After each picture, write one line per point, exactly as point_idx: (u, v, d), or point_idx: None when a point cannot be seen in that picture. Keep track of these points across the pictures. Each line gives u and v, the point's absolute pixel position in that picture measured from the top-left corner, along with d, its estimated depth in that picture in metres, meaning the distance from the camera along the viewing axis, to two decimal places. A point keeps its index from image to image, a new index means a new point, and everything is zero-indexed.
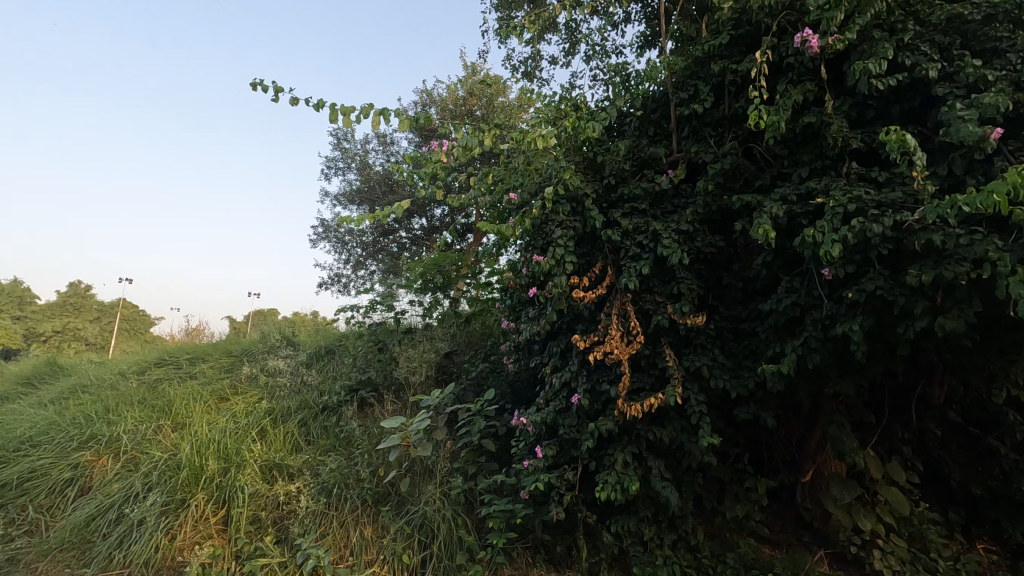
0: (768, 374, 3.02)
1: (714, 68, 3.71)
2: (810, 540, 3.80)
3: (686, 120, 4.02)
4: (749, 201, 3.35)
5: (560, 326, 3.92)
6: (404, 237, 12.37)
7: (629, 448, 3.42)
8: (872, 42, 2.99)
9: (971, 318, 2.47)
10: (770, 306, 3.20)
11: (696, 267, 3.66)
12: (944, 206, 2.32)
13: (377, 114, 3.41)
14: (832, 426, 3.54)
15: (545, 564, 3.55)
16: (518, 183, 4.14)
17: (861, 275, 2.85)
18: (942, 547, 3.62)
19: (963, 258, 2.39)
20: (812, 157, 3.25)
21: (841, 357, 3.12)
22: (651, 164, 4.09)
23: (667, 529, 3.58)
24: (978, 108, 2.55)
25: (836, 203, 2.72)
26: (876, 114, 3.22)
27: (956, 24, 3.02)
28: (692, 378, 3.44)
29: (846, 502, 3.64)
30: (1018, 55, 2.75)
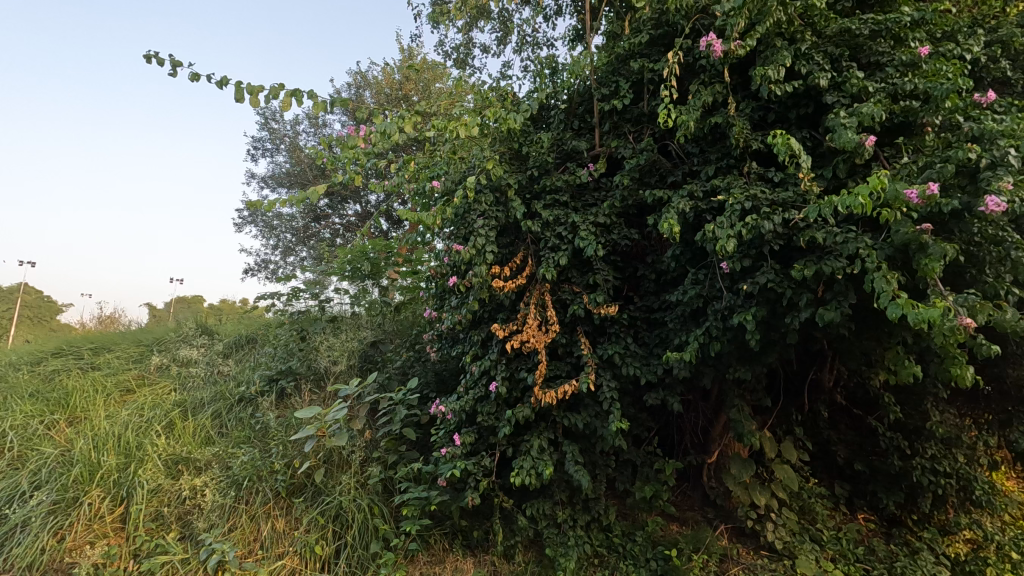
0: (674, 361, 3.19)
1: (633, 67, 3.83)
2: (713, 516, 4.06)
3: (608, 115, 4.12)
4: (661, 196, 3.50)
5: (482, 315, 3.96)
6: (337, 223, 11.91)
7: (544, 434, 3.53)
8: (774, 49, 3.17)
9: (847, 309, 2.71)
10: (677, 297, 3.38)
11: (612, 258, 3.79)
12: (823, 206, 2.53)
13: (288, 95, 3.27)
14: (734, 410, 3.79)
15: (462, 549, 3.61)
16: (442, 171, 4.10)
17: (756, 269, 3.06)
18: (826, 518, 3.97)
19: (840, 255, 2.62)
20: (718, 156, 3.44)
21: (740, 346, 3.35)
22: (574, 156, 4.18)
23: (581, 510, 3.74)
24: (858, 116, 2.77)
25: (735, 201, 2.89)
26: (776, 118, 3.43)
27: (846, 37, 3.26)
28: (606, 365, 3.58)
29: (744, 480, 3.91)
30: (896, 69, 3.02)
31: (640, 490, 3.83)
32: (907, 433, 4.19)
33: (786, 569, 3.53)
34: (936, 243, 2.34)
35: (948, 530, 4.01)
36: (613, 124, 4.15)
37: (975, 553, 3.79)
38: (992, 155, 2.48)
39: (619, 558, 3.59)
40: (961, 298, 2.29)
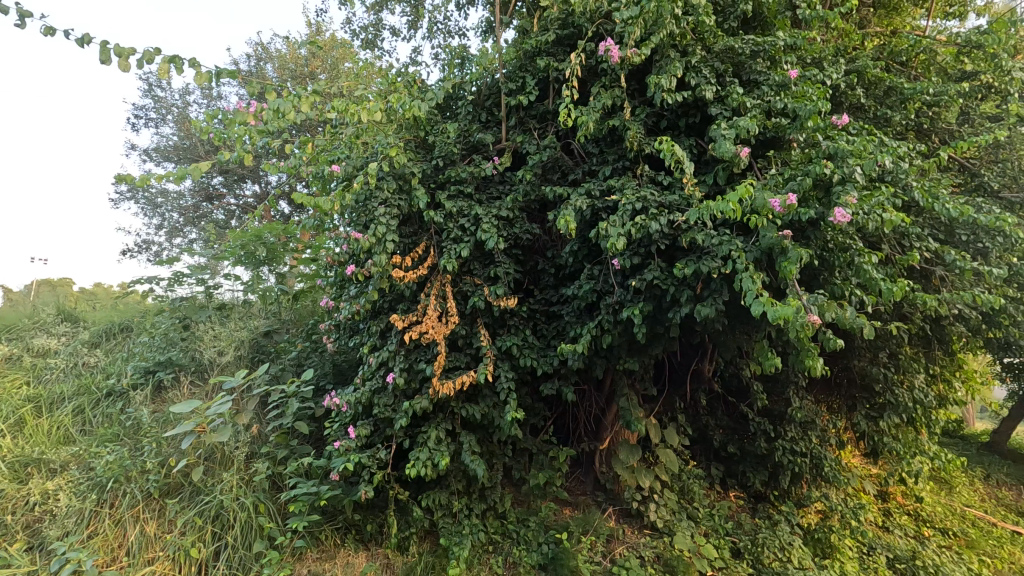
0: (568, 353, 3.32)
1: (539, 64, 3.90)
2: (602, 499, 4.29)
3: (514, 110, 4.18)
4: (561, 193, 3.62)
5: (382, 305, 3.89)
6: (232, 203, 11.38)
7: (442, 425, 3.54)
8: (668, 60, 3.37)
9: (721, 305, 2.96)
10: (573, 291, 3.52)
11: (514, 252, 3.87)
12: (702, 210, 2.74)
13: (166, 62, 2.96)
14: (623, 398, 4.03)
15: (355, 543, 3.55)
16: (343, 155, 3.92)
17: (645, 266, 3.26)
18: (701, 497, 4.34)
19: (716, 255, 2.85)
20: (615, 158, 3.61)
21: (629, 339, 3.55)
22: (481, 149, 4.19)
23: (477, 499, 3.81)
24: (736, 129, 3.02)
25: (627, 201, 3.05)
26: (668, 125, 3.66)
27: (731, 55, 3.53)
28: (504, 356, 3.65)
29: (631, 464, 4.17)
30: (770, 88, 3.32)
31: (534, 477, 3.97)
32: (772, 417, 4.67)
33: (665, 545, 3.82)
34: (794, 248, 2.61)
35: (802, 502, 4.53)
36: (519, 119, 4.21)
37: (822, 522, 4.33)
38: (843, 172, 2.81)
39: (512, 544, 3.71)
40: (812, 298, 2.58)
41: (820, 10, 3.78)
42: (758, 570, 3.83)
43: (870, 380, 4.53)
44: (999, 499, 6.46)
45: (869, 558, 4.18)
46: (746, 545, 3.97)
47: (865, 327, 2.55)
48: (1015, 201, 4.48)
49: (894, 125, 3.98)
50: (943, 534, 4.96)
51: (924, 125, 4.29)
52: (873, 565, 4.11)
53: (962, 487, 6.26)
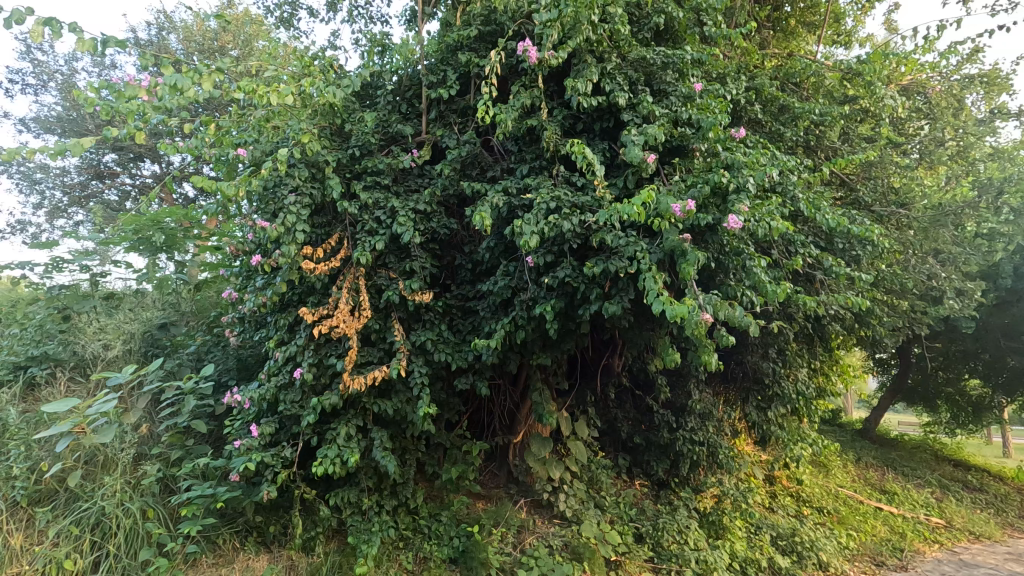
0: (482, 348, 3.35)
1: (461, 58, 3.89)
2: (515, 492, 4.39)
3: (435, 103, 4.14)
4: (478, 189, 3.65)
5: (290, 298, 3.74)
6: (127, 184, 10.40)
7: (352, 421, 3.46)
8: (585, 64, 3.47)
9: (627, 304, 3.11)
10: (489, 287, 3.55)
11: (430, 246, 3.85)
12: (610, 212, 2.86)
13: (39, 23, 2.65)
14: (536, 392, 4.13)
15: (256, 546, 3.40)
16: (251, 139, 3.71)
17: (557, 264, 3.35)
18: (608, 486, 4.54)
19: (623, 256, 2.99)
20: (532, 157, 3.68)
21: (542, 335, 3.65)
22: (399, 140, 4.11)
23: (388, 496, 3.77)
24: (645, 136, 3.18)
25: (542, 200, 3.12)
26: (584, 128, 3.78)
27: (643, 65, 3.70)
28: (418, 351, 3.62)
29: (543, 456, 4.29)
30: (677, 99, 3.51)
31: (447, 471, 3.99)
32: (674, 409, 4.96)
33: (573, 533, 3.96)
34: (693, 251, 2.79)
35: (699, 488, 4.87)
36: (440, 113, 4.18)
37: (716, 506, 4.67)
38: (738, 181, 3.03)
39: (423, 539, 3.70)
40: (707, 298, 2.77)
41: (724, 30, 4.06)
42: (657, 552, 4.07)
43: (761, 373, 4.92)
44: (865, 479, 7.27)
45: (756, 537, 4.56)
46: (648, 530, 4.21)
47: (751, 326, 2.78)
48: (884, 214, 5.05)
49: (786, 140, 4.34)
50: (819, 512, 5.52)
51: (812, 142, 4.72)
52: (759, 543, 4.48)
53: (836, 470, 6.98)
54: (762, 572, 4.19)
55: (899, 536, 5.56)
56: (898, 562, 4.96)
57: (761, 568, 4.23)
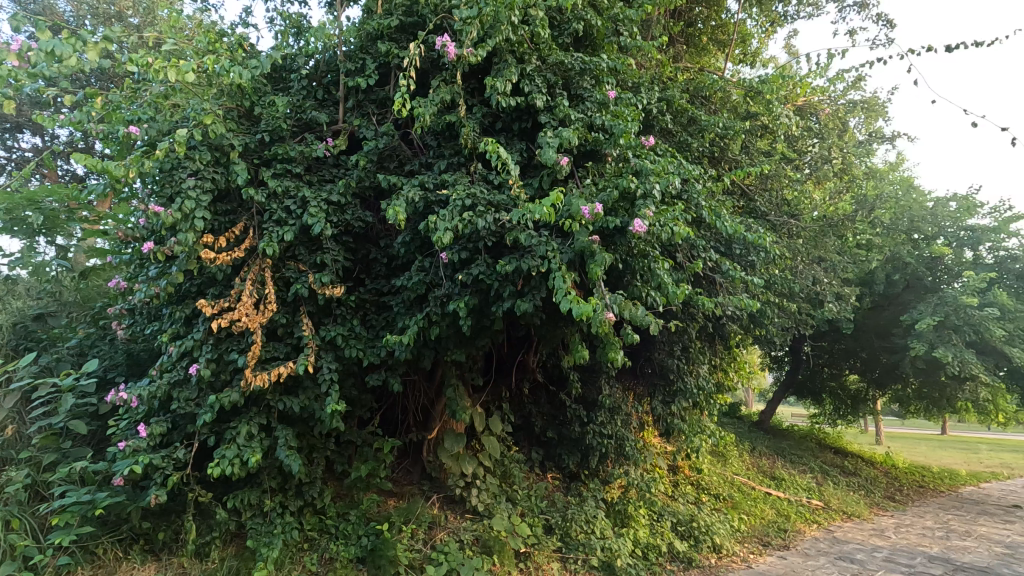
0: (394, 344, 3.31)
1: (380, 48, 3.81)
2: (428, 488, 4.38)
3: (352, 92, 4.03)
4: (395, 182, 3.59)
5: (188, 289, 3.51)
6: (1, 156, 9.26)
7: (254, 419, 3.30)
8: (505, 64, 3.52)
9: (538, 301, 3.18)
10: (403, 282, 3.52)
11: (344, 239, 3.75)
12: (523, 211, 2.92)
13: None
14: (450, 389, 4.14)
15: (143, 555, 3.18)
16: (145, 116, 3.42)
17: (472, 261, 3.38)
18: (521, 479, 4.65)
19: (535, 255, 3.05)
20: (451, 153, 3.68)
21: (456, 331, 3.66)
22: (313, 128, 3.96)
23: (293, 496, 3.66)
24: (560, 139, 3.27)
25: (458, 197, 3.13)
26: (503, 127, 3.83)
27: (562, 69, 3.80)
28: (328, 347, 3.52)
29: (456, 452, 4.31)
30: (592, 104, 3.63)
31: (357, 469, 3.92)
32: (586, 404, 5.14)
33: (484, 527, 4.00)
34: (600, 252, 2.91)
35: (607, 480, 5.09)
36: (358, 102, 4.07)
37: (622, 496, 4.90)
38: (645, 186, 3.19)
39: (330, 539, 3.61)
40: (613, 298, 2.90)
41: (640, 41, 4.25)
42: (565, 542, 4.22)
43: (667, 369, 5.20)
44: (758, 466, 7.90)
45: (658, 523, 4.82)
46: (557, 522, 4.35)
47: (652, 325, 2.93)
48: (778, 223, 5.49)
49: (693, 150, 4.61)
50: (716, 498, 5.93)
51: (717, 153, 5.04)
52: (660, 529, 4.74)
53: (733, 459, 7.52)
54: (662, 556, 4.44)
55: (784, 518, 6.08)
56: (781, 541, 5.43)
57: (661, 552, 4.48)
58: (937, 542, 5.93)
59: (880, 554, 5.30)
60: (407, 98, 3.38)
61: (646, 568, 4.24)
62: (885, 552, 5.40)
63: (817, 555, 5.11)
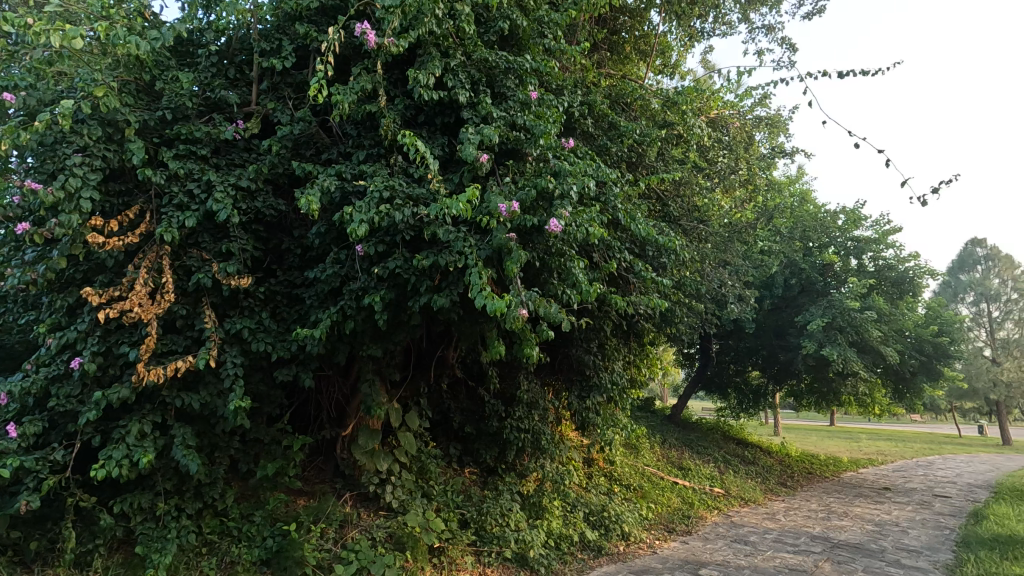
0: (305, 338, 3.20)
1: (298, 29, 3.65)
2: (341, 485, 4.28)
3: (267, 73, 3.84)
4: (310, 170, 3.47)
5: (72, 276, 3.21)
6: None
7: (147, 417, 3.08)
8: (428, 57, 3.49)
9: (456, 297, 3.19)
10: (317, 274, 3.40)
11: (253, 227, 3.57)
12: (442, 206, 2.92)
13: None
14: (365, 384, 4.06)
15: (11, 567, 2.89)
16: (23, 83, 3.08)
17: (390, 254, 3.32)
18: (437, 474, 4.66)
19: (453, 250, 3.06)
20: (371, 144, 3.60)
21: (372, 326, 3.60)
22: (223, 108, 3.73)
23: (191, 498, 3.45)
24: (481, 136, 3.29)
25: (375, 188, 3.08)
26: (425, 120, 3.79)
27: (486, 66, 3.81)
28: (232, 340, 3.35)
29: (370, 448, 4.22)
30: (515, 103, 3.68)
31: (263, 468, 3.75)
32: (504, 399, 5.22)
33: (398, 524, 3.97)
34: (517, 249, 2.96)
35: (524, 473, 5.19)
36: (273, 84, 3.88)
37: (537, 489, 5.04)
38: (562, 187, 3.28)
39: (231, 542, 3.43)
40: (528, 295, 2.96)
41: (563, 45, 4.35)
42: (480, 536, 4.27)
43: (583, 365, 5.37)
44: (667, 457, 8.34)
45: (571, 514, 4.98)
46: (472, 515, 4.40)
47: (565, 321, 3.02)
48: (688, 228, 5.82)
49: (612, 154, 4.78)
50: (627, 488, 6.21)
51: (635, 159, 5.25)
52: (573, 519, 4.90)
53: (645, 450, 7.90)
54: (573, 546, 4.59)
55: (688, 505, 6.48)
56: (685, 527, 5.77)
57: (573, 542, 4.63)
58: (819, 522, 6.53)
59: (770, 536, 5.77)
60: (325, 84, 3.27)
61: (557, 558, 4.37)
62: (775, 533, 5.89)
63: (716, 539, 5.49)
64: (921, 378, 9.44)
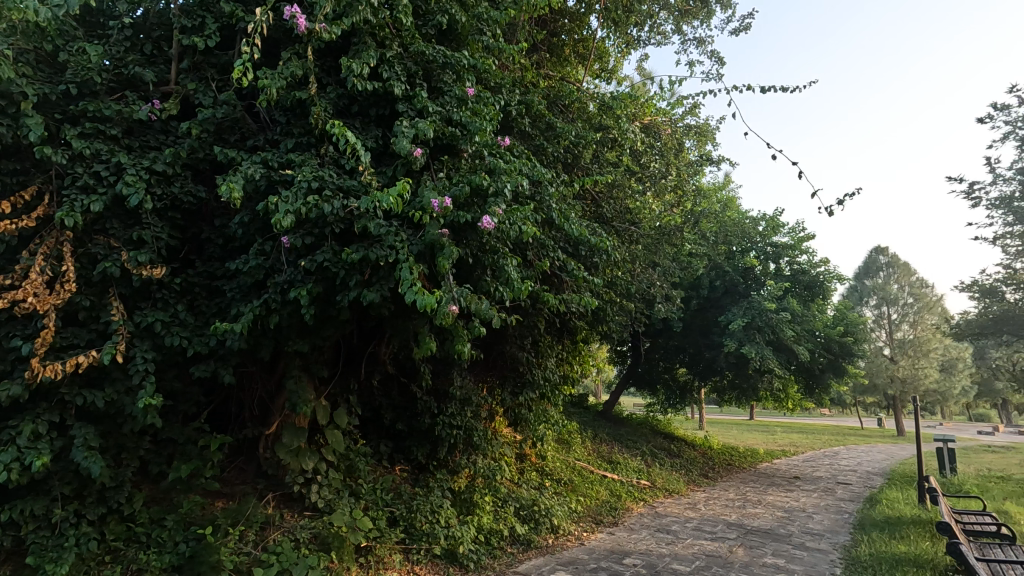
0: (225, 332, 3.05)
1: (223, 7, 3.46)
2: (263, 486, 4.12)
3: (188, 52, 3.62)
4: (233, 157, 3.30)
5: None
6: None
7: (42, 417, 2.84)
8: (362, 46, 3.41)
9: (387, 292, 3.15)
10: (239, 266, 3.25)
11: (169, 214, 3.36)
12: (373, 199, 2.87)
13: None
14: (291, 381, 3.93)
15: None
16: None
17: (317, 247, 3.22)
18: (366, 473, 4.59)
19: (384, 244, 3.02)
20: (300, 132, 3.48)
21: (298, 321, 3.48)
22: (137, 86, 3.49)
23: (93, 503, 3.21)
24: (415, 129, 3.25)
25: (303, 178, 2.98)
26: (358, 111, 3.70)
27: (423, 59, 3.76)
28: (143, 334, 3.14)
29: (295, 447, 4.08)
30: (452, 99, 3.66)
31: (177, 470, 3.55)
32: (437, 395, 5.21)
33: (323, 524, 3.87)
34: (449, 246, 2.96)
35: (455, 469, 5.20)
36: (195, 64, 3.66)
37: (469, 485, 5.06)
38: (496, 185, 3.31)
39: (139, 549, 3.23)
40: (459, 291, 2.96)
41: (502, 44, 4.36)
42: (409, 533, 4.24)
43: (516, 362, 5.44)
44: (597, 451, 8.58)
45: (501, 509, 5.02)
46: (401, 513, 4.36)
47: (495, 318, 3.05)
48: (621, 229, 6.00)
49: (547, 154, 4.86)
50: (557, 482, 6.35)
51: (571, 160, 5.35)
52: (503, 514, 4.95)
53: (576, 445, 8.10)
54: (502, 540, 4.64)
55: (616, 497, 6.71)
56: (611, 518, 5.96)
57: (503, 537, 4.67)
58: (735, 511, 6.93)
59: (690, 524, 6.06)
60: (252, 67, 3.13)
61: (487, 552, 4.40)
62: (695, 522, 6.20)
63: (640, 529, 5.71)
64: (829, 375, 10.20)
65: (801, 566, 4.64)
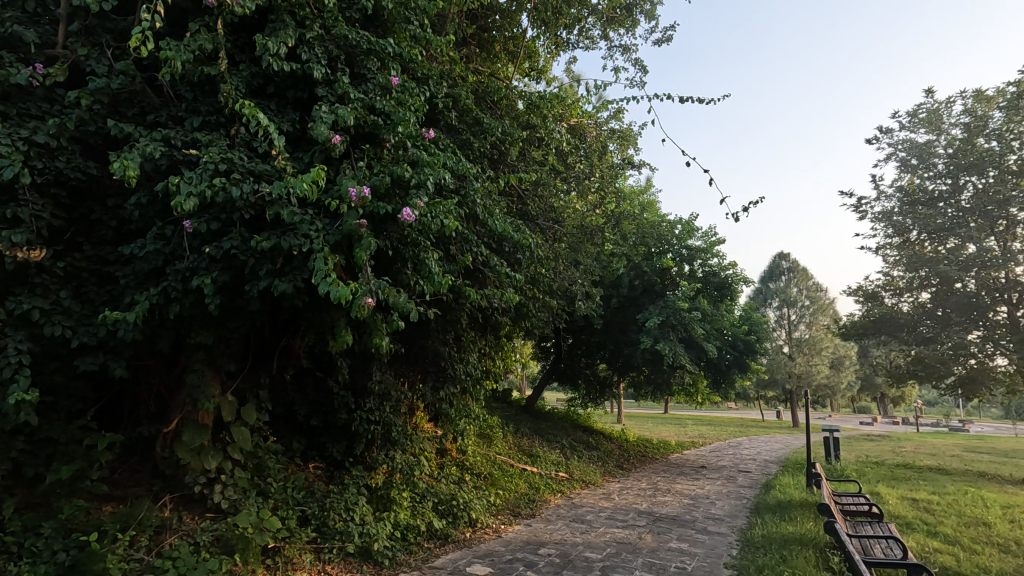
0: (115, 321, 2.81)
1: None
2: (158, 488, 3.84)
3: (79, 14, 3.29)
4: (130, 132, 3.05)
5: None
6: None
7: None
8: (280, 25, 3.25)
9: (300, 283, 3.02)
10: (134, 250, 3.01)
11: (52, 191, 3.05)
12: (286, 185, 2.74)
13: None
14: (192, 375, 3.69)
15: None
16: None
17: (224, 233, 3.04)
18: (276, 471, 4.40)
19: (297, 233, 2.90)
20: (208, 110, 3.26)
21: (202, 311, 3.28)
22: (16, 46, 3.13)
23: None
24: (334, 115, 3.14)
25: (209, 159, 2.79)
26: (275, 92, 3.53)
27: (346, 44, 3.64)
28: (18, 323, 2.84)
29: (197, 446, 3.83)
30: (375, 87, 3.57)
31: (57, 472, 3.23)
32: (354, 390, 5.09)
33: (227, 526, 3.67)
34: (367, 237, 2.89)
35: (372, 466, 5.10)
36: (87, 27, 3.34)
37: (386, 481, 4.98)
38: (418, 177, 3.27)
39: (8, 560, 2.91)
40: (377, 283, 2.90)
41: (429, 34, 4.30)
42: (321, 532, 4.12)
43: (438, 357, 5.41)
44: (518, 445, 8.72)
45: (419, 504, 4.97)
46: (313, 512, 4.22)
47: (413, 312, 3.01)
48: (544, 227, 6.11)
49: (473, 149, 4.86)
50: (477, 476, 6.38)
51: (497, 156, 5.38)
52: (421, 509, 4.90)
53: (498, 439, 8.18)
54: (419, 535, 4.60)
55: (534, 490, 6.84)
56: (529, 510, 6.07)
57: (419, 532, 4.63)
58: (646, 499, 7.29)
59: (603, 513, 6.31)
60: (153, 36, 2.89)
61: (402, 548, 4.34)
62: (608, 511, 6.45)
63: (556, 519, 5.86)
64: (734, 371, 10.93)
65: (702, 548, 4.96)
